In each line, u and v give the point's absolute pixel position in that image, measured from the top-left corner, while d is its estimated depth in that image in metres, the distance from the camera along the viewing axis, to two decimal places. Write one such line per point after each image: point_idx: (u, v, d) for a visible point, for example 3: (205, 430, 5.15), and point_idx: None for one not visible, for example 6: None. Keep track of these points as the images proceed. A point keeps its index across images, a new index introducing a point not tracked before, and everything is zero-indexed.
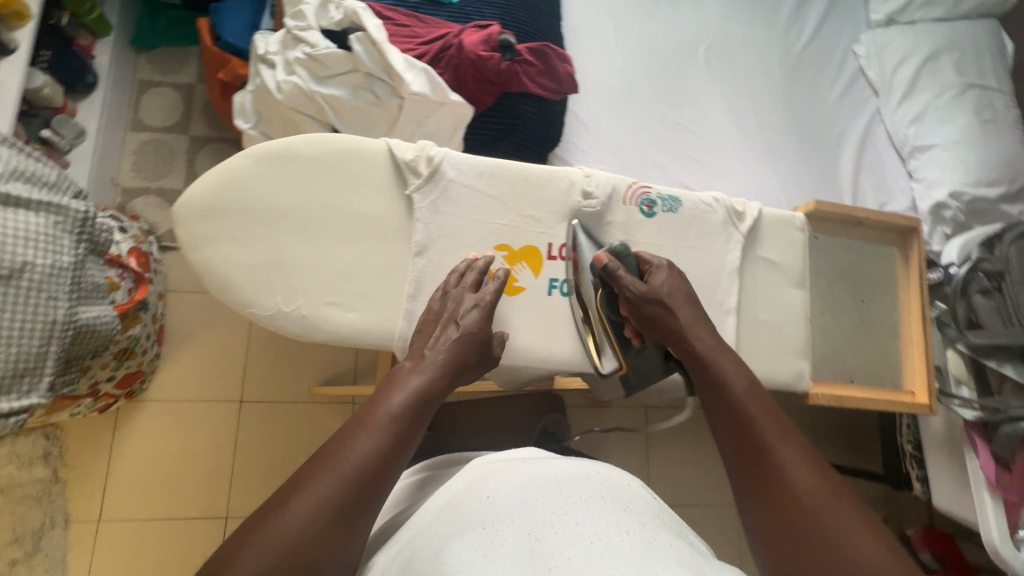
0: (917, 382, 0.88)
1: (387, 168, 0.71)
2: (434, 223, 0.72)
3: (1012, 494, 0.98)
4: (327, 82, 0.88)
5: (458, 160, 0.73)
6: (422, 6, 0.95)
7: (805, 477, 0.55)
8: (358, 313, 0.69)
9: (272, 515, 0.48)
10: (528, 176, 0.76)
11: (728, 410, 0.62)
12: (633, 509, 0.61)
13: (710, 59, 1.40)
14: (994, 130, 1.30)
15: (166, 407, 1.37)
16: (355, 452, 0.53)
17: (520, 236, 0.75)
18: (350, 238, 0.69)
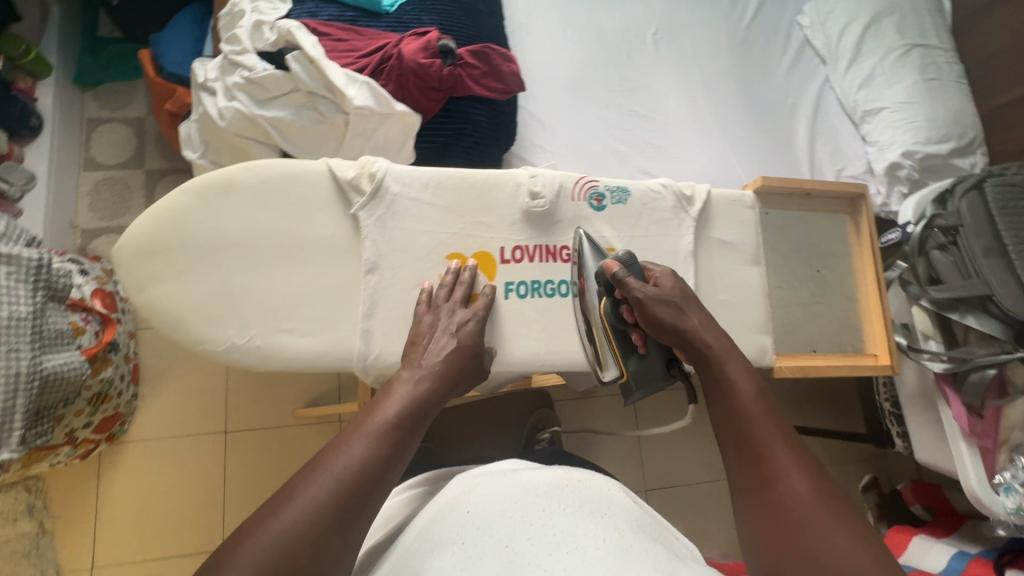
0: (877, 344, 0.90)
1: (330, 187, 0.70)
2: (383, 239, 0.71)
3: (987, 441, 1.01)
4: (269, 105, 0.87)
5: (401, 173, 0.73)
6: (358, 18, 0.94)
7: (793, 480, 0.53)
8: (313, 337, 0.69)
9: (265, 525, 0.47)
10: (474, 181, 0.75)
11: (727, 410, 0.61)
12: (611, 514, 0.62)
13: (659, 43, 1.41)
14: (939, 86, 1.32)
15: (149, 446, 1.36)
16: (357, 462, 0.53)
17: (473, 241, 0.75)
18: (302, 261, 0.69)
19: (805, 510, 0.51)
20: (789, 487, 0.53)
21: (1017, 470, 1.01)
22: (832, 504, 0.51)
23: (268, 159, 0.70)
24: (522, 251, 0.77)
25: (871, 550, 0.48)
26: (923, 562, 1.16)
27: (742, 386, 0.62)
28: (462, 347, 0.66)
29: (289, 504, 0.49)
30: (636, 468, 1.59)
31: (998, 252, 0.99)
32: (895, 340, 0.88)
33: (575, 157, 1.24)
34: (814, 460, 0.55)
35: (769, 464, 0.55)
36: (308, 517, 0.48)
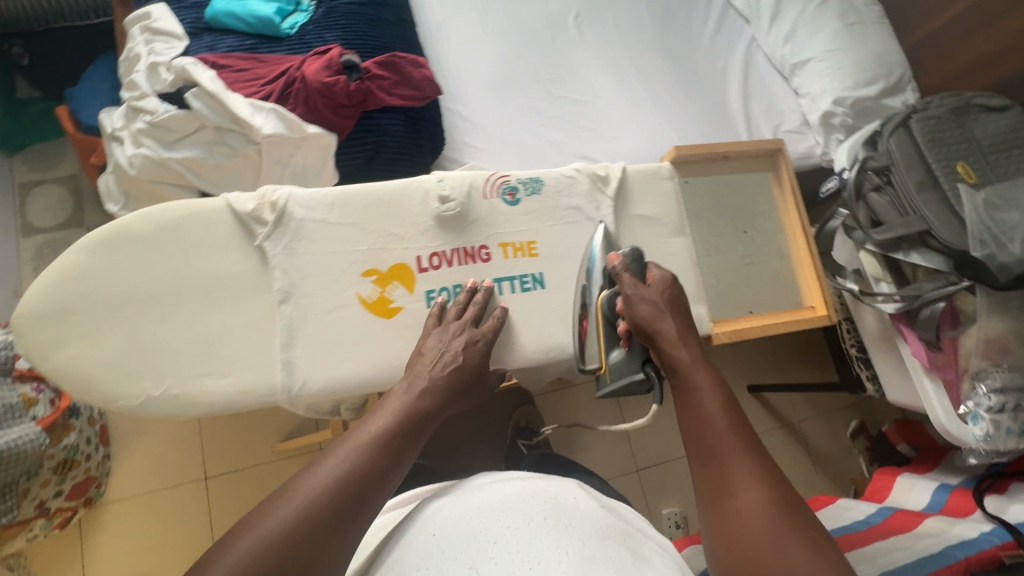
0: (814, 297, 0.90)
1: (231, 223, 0.69)
2: (293, 267, 0.70)
3: (947, 373, 1.03)
4: (177, 146, 0.85)
5: (303, 197, 0.71)
6: (258, 44, 0.93)
7: (754, 493, 0.51)
8: (234, 377, 0.67)
9: (217, 557, 0.46)
10: (382, 194, 0.74)
11: (694, 420, 0.59)
12: (576, 524, 0.63)
13: (581, 26, 1.40)
14: (861, 29, 1.33)
15: (130, 504, 1.33)
16: (337, 478, 0.52)
17: (390, 254, 0.73)
18: (214, 303, 0.68)
19: (767, 524, 0.49)
20: (751, 500, 0.51)
21: (979, 398, 0.99)
22: (795, 520, 0.49)
23: (161, 204, 0.69)
24: (440, 257, 0.75)
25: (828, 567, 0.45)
26: (907, 501, 1.17)
27: (709, 396, 0.60)
28: (460, 368, 0.66)
29: (247, 527, 0.48)
30: (624, 450, 1.59)
31: (932, 185, 0.99)
32: (830, 290, 0.89)
33: (510, 152, 1.23)
34: (778, 475, 0.53)
35: (734, 476, 0.53)
36: (270, 533, 0.47)
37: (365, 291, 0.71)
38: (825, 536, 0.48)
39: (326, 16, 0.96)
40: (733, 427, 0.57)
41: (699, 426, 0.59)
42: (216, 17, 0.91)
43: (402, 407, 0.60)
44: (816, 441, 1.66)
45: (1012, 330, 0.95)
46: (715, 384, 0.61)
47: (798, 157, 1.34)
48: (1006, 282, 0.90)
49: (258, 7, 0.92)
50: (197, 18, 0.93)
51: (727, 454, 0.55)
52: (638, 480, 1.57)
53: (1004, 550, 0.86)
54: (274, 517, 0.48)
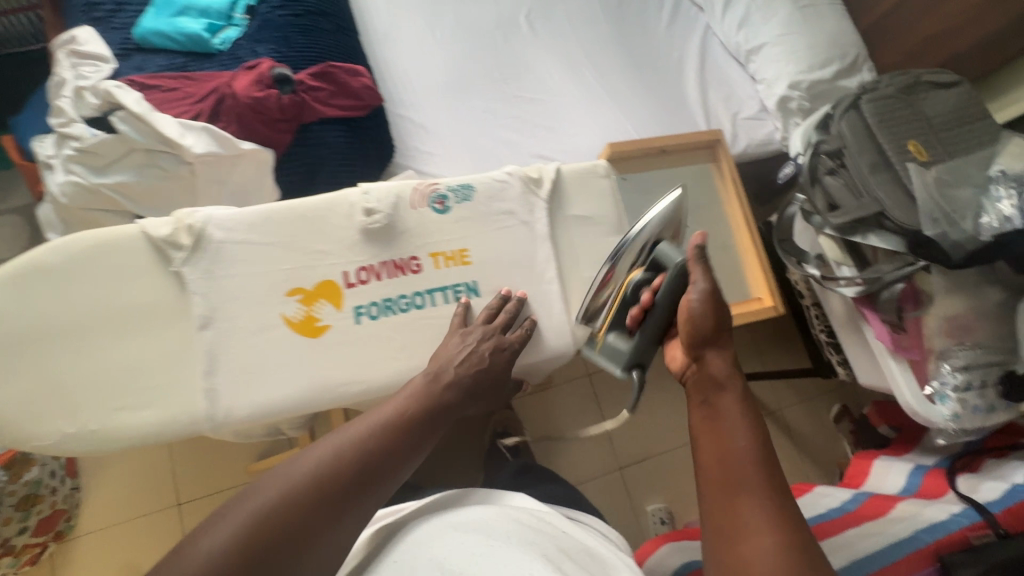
0: (761, 287, 0.90)
1: (147, 250, 0.67)
2: (213, 291, 0.68)
3: (914, 354, 1.01)
4: (108, 171, 0.83)
5: (222, 218, 0.69)
6: (189, 62, 0.91)
7: (766, 536, 0.51)
8: (152, 409, 0.65)
9: (233, 509, 0.51)
10: (305, 209, 0.72)
11: (718, 447, 0.60)
12: (537, 543, 0.64)
13: (533, 24, 1.39)
14: (814, 12, 1.32)
15: (103, 535, 1.31)
16: (342, 464, 0.56)
17: (314, 271, 0.71)
18: (130, 333, 0.66)
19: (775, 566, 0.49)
20: (758, 539, 0.51)
21: (945, 377, 0.97)
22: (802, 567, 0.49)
23: (75, 234, 0.67)
24: (369, 271, 0.73)
25: None
26: (884, 484, 1.16)
27: (737, 427, 0.60)
28: (485, 370, 0.69)
29: (267, 485, 0.53)
30: (605, 448, 1.57)
31: (884, 166, 0.98)
32: (776, 280, 0.89)
33: (465, 155, 1.21)
34: (792, 522, 0.53)
35: (747, 511, 0.54)
36: (288, 494, 0.52)
37: (291, 310, 0.70)
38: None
39: (260, 29, 0.95)
40: (758, 464, 0.57)
41: (722, 451, 0.59)
42: (144, 36, 0.90)
43: (422, 399, 0.64)
44: (799, 427, 1.65)
45: (971, 308, 0.95)
46: (747, 421, 0.61)
47: (758, 144, 1.32)
48: (961, 260, 0.88)
49: (187, 24, 0.90)
50: (126, 39, 0.91)
51: (745, 490, 0.55)
52: (621, 478, 1.55)
53: (972, 531, 0.85)
54: (290, 482, 0.53)
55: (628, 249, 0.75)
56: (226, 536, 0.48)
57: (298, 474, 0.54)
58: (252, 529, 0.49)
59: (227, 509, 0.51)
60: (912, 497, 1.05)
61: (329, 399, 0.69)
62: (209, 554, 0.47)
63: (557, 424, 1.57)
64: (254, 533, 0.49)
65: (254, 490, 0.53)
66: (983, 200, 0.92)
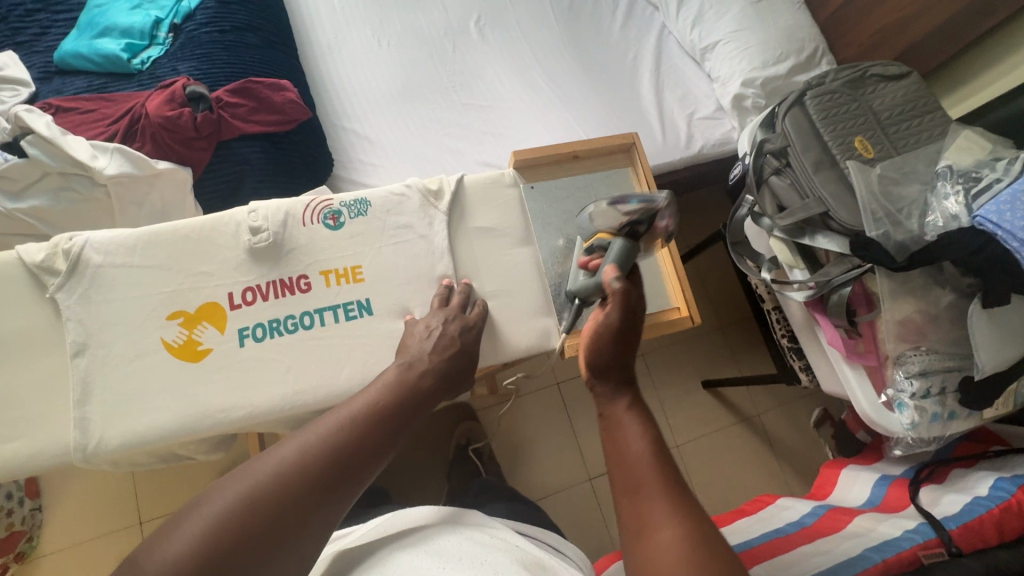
0: (678, 296, 0.83)
1: (21, 277, 0.60)
2: (90, 317, 0.59)
3: (869, 360, 0.96)
4: (23, 196, 0.82)
5: (103, 240, 0.61)
6: (108, 83, 0.91)
7: (670, 530, 0.45)
8: (23, 440, 0.56)
9: (190, 515, 0.43)
10: (188, 229, 0.63)
11: (620, 455, 0.52)
12: (492, 561, 0.57)
13: (483, 30, 1.37)
14: (769, 6, 1.27)
15: (64, 556, 1.31)
16: (284, 466, 0.47)
17: (197, 292, 0.62)
18: (2, 361, 0.58)
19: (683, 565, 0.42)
20: (669, 540, 0.44)
21: (900, 385, 0.92)
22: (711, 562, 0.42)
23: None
24: (255, 291, 0.64)
25: None
26: (851, 493, 1.11)
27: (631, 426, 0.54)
28: (458, 352, 0.62)
29: (229, 485, 0.45)
30: (575, 459, 1.52)
31: (828, 164, 0.93)
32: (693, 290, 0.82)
33: (409, 165, 1.19)
34: (699, 516, 0.46)
35: (652, 513, 0.46)
36: (226, 509, 0.43)
37: (168, 336, 0.61)
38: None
39: (183, 48, 0.94)
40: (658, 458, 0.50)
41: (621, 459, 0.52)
42: (64, 59, 0.90)
43: (391, 384, 0.56)
44: (779, 434, 1.59)
45: (922, 311, 0.90)
46: (642, 422, 0.54)
47: (715, 144, 1.28)
48: (904, 261, 0.85)
49: (106, 46, 0.90)
50: (48, 63, 0.92)
51: (649, 487, 0.48)
52: (591, 490, 1.50)
53: (924, 550, 0.80)
54: (254, 480, 0.46)
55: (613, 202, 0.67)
56: (182, 544, 0.41)
57: (261, 473, 0.47)
58: (211, 537, 0.42)
59: (183, 512, 0.44)
60: (875, 510, 0.99)
61: (207, 430, 0.60)
62: (166, 563, 0.41)
63: (524, 435, 1.53)
64: (217, 541, 0.42)
65: (181, 513, 0.44)
66: (929, 198, 0.88)
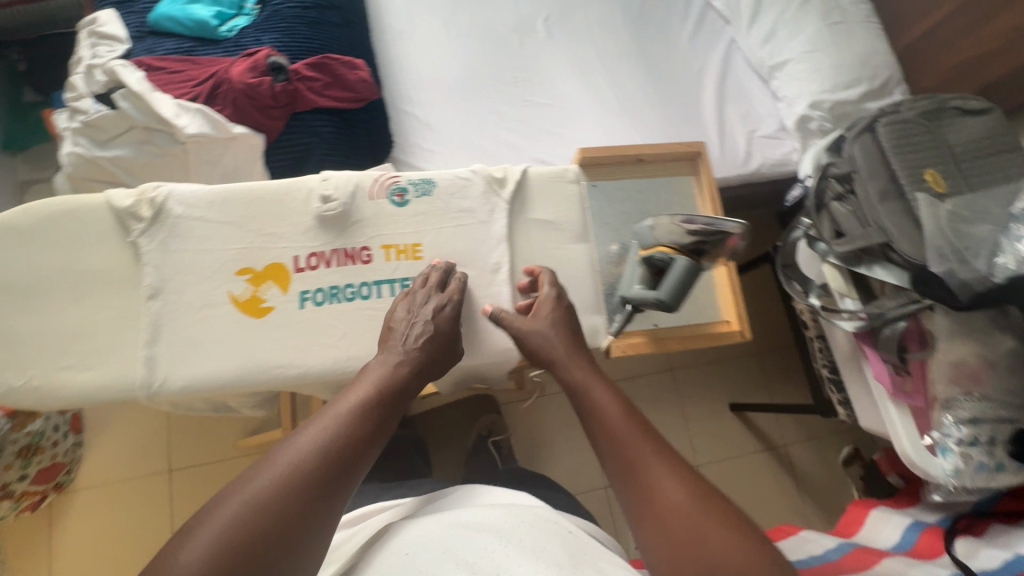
0: (730, 310, 0.82)
1: (107, 218, 0.63)
2: (166, 264, 0.62)
3: (916, 401, 0.93)
4: (109, 145, 0.87)
5: (185, 193, 0.65)
6: (196, 47, 0.95)
7: (674, 486, 0.52)
8: (94, 371, 0.60)
9: (196, 531, 0.44)
10: (263, 192, 0.66)
11: (604, 429, 0.58)
12: (548, 547, 0.60)
13: (551, 29, 1.38)
14: (845, 30, 1.25)
15: (98, 491, 1.38)
16: (289, 471, 0.48)
17: (266, 253, 0.65)
18: (84, 296, 0.61)
19: (691, 512, 0.50)
20: (671, 499, 0.51)
21: (947, 429, 0.89)
22: (712, 506, 0.50)
23: (47, 197, 0.63)
24: (319, 257, 0.66)
25: (749, 543, 0.47)
26: (879, 535, 1.07)
27: (611, 405, 0.59)
28: (435, 337, 0.62)
29: (233, 496, 0.46)
30: (592, 465, 1.52)
31: (895, 195, 0.91)
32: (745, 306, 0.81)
33: (465, 155, 1.22)
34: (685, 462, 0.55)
35: (654, 477, 0.53)
36: (238, 519, 0.44)
37: (234, 290, 0.63)
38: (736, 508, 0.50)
39: (267, 19, 0.98)
40: (639, 431, 0.57)
41: (607, 433, 0.58)
42: (158, 21, 0.95)
43: (378, 381, 0.57)
44: (805, 468, 1.55)
45: (981, 356, 0.86)
46: (613, 397, 0.60)
47: (774, 164, 1.26)
48: (967, 301, 0.81)
49: (198, 11, 0.95)
50: (143, 23, 0.96)
51: (640, 458, 0.55)
52: (605, 498, 1.49)
53: None
54: (256, 488, 0.47)
55: (683, 221, 0.63)
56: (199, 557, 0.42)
57: (264, 478, 0.48)
58: (229, 547, 0.43)
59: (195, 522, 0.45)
60: (904, 555, 0.96)
61: (262, 383, 0.63)
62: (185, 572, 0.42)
63: (544, 435, 1.53)
64: (232, 549, 0.43)
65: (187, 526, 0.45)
66: (1001, 238, 0.83)
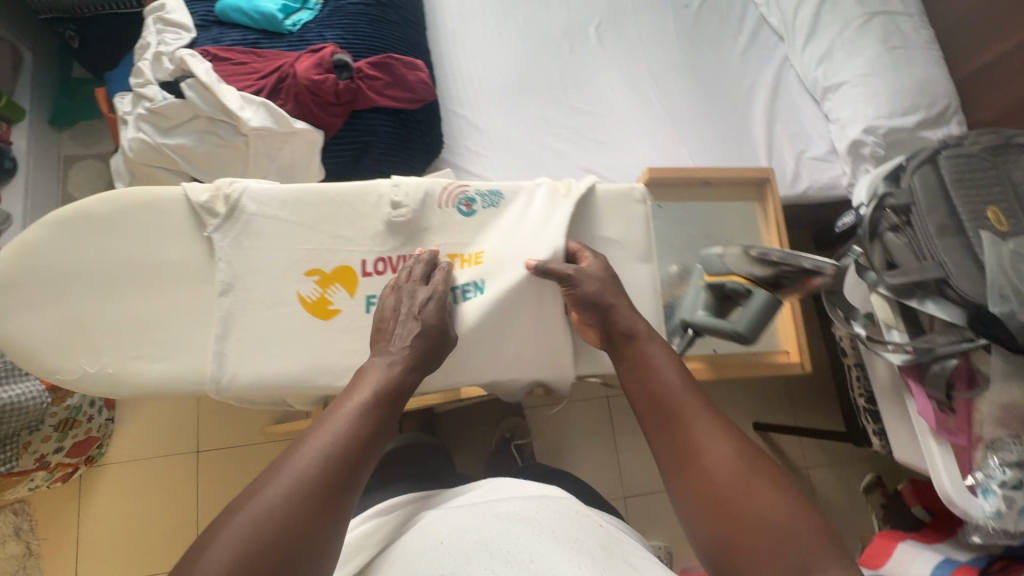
0: (789, 340, 0.85)
1: (185, 213, 0.65)
2: (239, 260, 0.64)
3: (960, 438, 0.92)
4: (172, 133, 0.88)
5: (259, 191, 0.66)
6: (260, 40, 0.96)
7: (721, 450, 0.53)
8: (169, 362, 0.62)
9: (209, 548, 0.44)
10: (336, 194, 0.68)
11: (653, 391, 0.60)
12: (581, 540, 0.60)
13: (603, 36, 1.37)
14: (905, 56, 1.22)
15: (127, 466, 1.40)
16: (297, 484, 0.47)
17: (335, 254, 0.67)
18: (158, 289, 0.63)
19: (738, 475, 0.52)
20: (719, 459, 0.53)
21: (991, 471, 0.89)
22: (760, 470, 0.52)
23: (126, 188, 0.65)
24: (386, 262, 0.68)
25: (795, 506, 0.49)
26: (906, 569, 1.06)
27: (664, 366, 0.61)
28: (423, 331, 0.61)
29: (242, 513, 0.46)
30: (612, 475, 1.52)
31: (954, 230, 0.89)
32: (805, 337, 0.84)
33: (511, 159, 1.22)
34: (736, 426, 0.56)
35: (701, 438, 0.55)
36: (253, 532, 0.44)
37: (306, 291, 0.65)
38: (783, 473, 0.52)
39: (330, 15, 0.98)
40: (689, 395, 0.58)
41: (655, 397, 0.59)
42: (225, 11, 0.95)
43: (378, 381, 0.56)
44: (826, 492, 1.54)
45: None
46: (669, 359, 0.62)
47: (821, 187, 1.25)
48: None
49: (264, 3, 0.95)
50: (209, 12, 0.97)
51: (687, 421, 0.56)
52: (624, 508, 1.49)
53: None
54: (265, 502, 0.46)
55: (761, 255, 0.64)
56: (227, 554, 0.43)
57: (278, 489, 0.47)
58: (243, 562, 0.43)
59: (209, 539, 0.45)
60: None
61: (324, 385, 0.63)
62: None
63: (567, 441, 1.54)
64: (246, 565, 0.43)
65: (200, 542, 0.45)
66: None
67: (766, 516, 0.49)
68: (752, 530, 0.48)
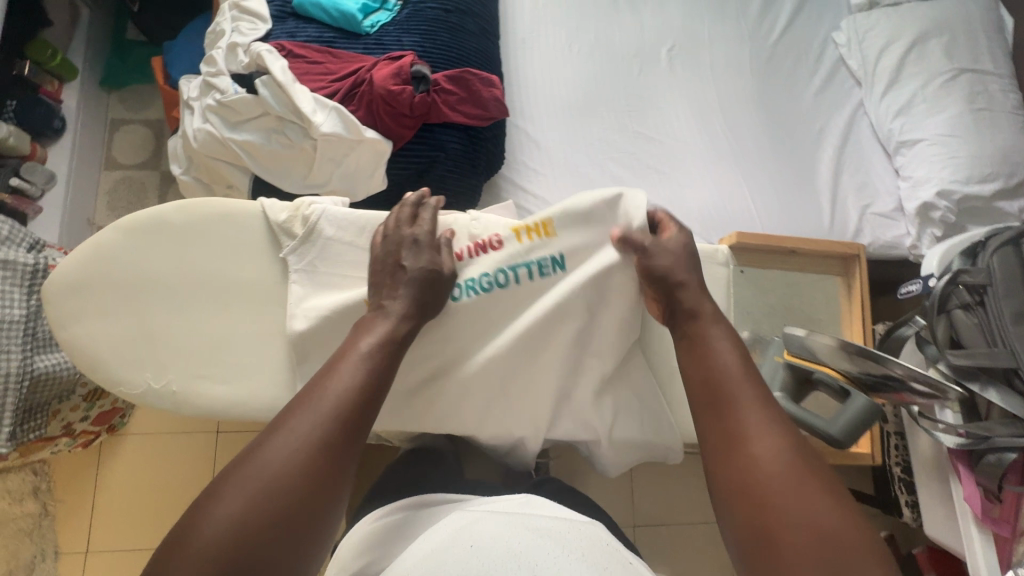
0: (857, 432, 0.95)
1: (263, 230, 0.71)
2: (312, 284, 0.69)
3: (1004, 530, 0.88)
4: (239, 128, 0.86)
5: (336, 215, 0.70)
6: (336, 39, 0.93)
7: (771, 445, 0.52)
8: (229, 385, 0.68)
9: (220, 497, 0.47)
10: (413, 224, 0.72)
11: (709, 373, 0.59)
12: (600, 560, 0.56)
13: (674, 60, 1.32)
14: (989, 119, 1.17)
15: (147, 437, 1.41)
16: (304, 445, 0.50)
17: None
18: (226, 305, 0.69)
19: (785, 470, 0.50)
20: (769, 451, 0.51)
21: None
22: (809, 471, 0.50)
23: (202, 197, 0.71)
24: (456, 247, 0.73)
25: (837, 513, 0.47)
26: None
27: (722, 351, 0.60)
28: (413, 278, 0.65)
29: (253, 471, 0.48)
30: (626, 503, 1.51)
31: None
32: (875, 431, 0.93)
33: (569, 180, 1.18)
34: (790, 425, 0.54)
35: (750, 429, 0.53)
36: (261, 492, 0.47)
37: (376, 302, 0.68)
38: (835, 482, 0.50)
39: (409, 19, 0.95)
40: (747, 383, 0.57)
41: (708, 380, 0.59)
42: (303, 5, 0.92)
43: (385, 333, 0.60)
44: None
45: None
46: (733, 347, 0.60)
47: (883, 245, 1.21)
48: None
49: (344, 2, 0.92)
50: (285, 3, 0.94)
51: (740, 410, 0.55)
52: (633, 537, 1.49)
53: None
54: (278, 459, 0.49)
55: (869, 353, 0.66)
56: (237, 502, 0.46)
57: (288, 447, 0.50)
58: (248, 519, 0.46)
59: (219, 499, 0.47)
60: None
61: None
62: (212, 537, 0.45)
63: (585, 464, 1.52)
64: (251, 521, 0.46)
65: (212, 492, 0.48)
66: None
67: (803, 517, 0.47)
68: (785, 530, 0.47)
